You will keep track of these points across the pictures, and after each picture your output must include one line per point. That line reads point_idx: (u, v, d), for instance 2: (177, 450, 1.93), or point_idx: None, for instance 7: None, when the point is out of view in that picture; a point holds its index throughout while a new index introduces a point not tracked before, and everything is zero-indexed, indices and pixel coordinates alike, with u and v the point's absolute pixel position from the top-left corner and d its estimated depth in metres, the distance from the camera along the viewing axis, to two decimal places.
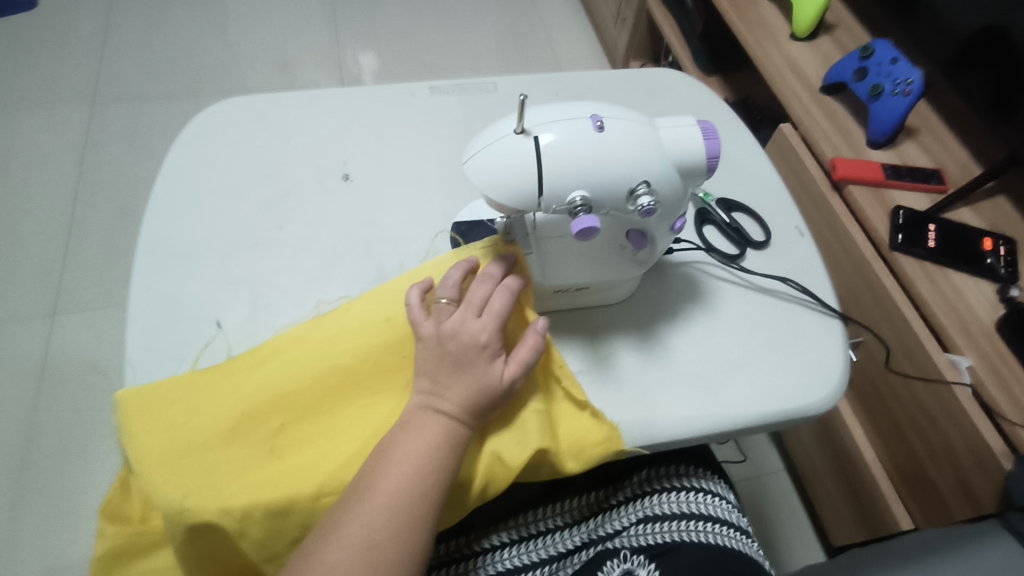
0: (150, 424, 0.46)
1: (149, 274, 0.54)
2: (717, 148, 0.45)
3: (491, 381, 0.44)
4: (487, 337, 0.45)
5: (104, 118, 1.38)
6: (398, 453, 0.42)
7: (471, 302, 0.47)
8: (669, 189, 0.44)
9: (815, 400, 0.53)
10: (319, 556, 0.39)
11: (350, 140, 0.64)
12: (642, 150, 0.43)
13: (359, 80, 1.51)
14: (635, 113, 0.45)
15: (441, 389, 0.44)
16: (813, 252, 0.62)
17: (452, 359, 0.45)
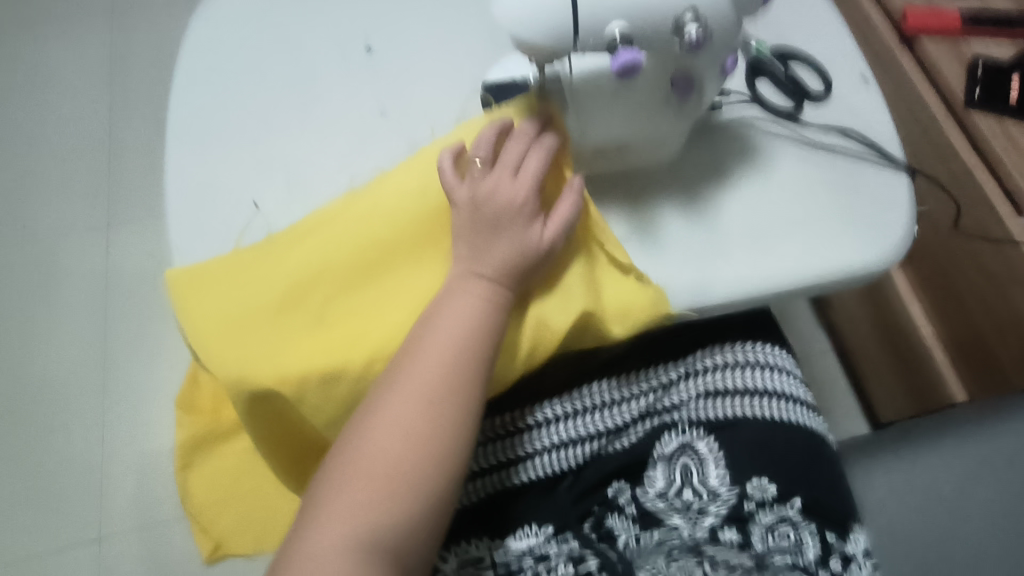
0: (203, 302, 0.47)
1: (183, 159, 0.53)
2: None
3: (529, 243, 0.44)
4: (523, 198, 0.45)
5: (127, 30, 1.37)
6: (446, 321, 0.43)
7: (505, 163, 0.46)
8: (720, 18, 0.40)
9: (873, 258, 0.50)
10: (381, 412, 0.42)
11: (370, 9, 0.60)
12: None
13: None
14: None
15: (480, 252, 0.45)
16: (878, 102, 0.57)
17: (490, 223, 0.45)
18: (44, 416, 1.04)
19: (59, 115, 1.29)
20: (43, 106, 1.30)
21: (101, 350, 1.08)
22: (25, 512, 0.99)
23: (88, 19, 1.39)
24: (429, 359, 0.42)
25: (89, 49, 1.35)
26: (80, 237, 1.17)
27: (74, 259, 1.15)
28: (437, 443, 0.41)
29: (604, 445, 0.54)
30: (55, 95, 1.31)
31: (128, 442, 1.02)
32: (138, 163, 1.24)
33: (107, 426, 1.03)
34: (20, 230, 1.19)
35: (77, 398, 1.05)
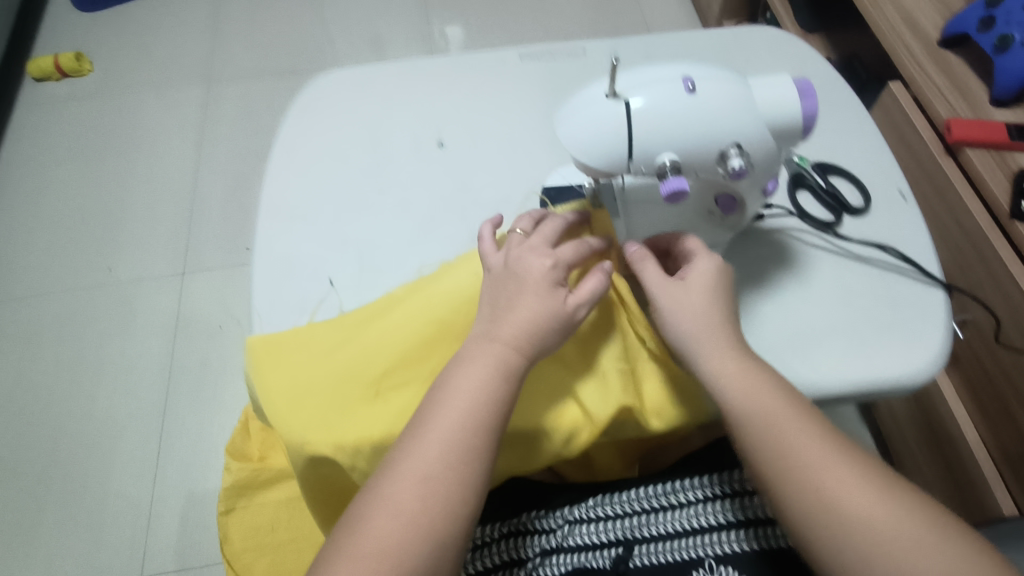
0: (274, 367, 0.52)
1: (270, 235, 0.60)
2: (814, 108, 0.45)
3: (550, 307, 0.47)
4: (551, 266, 0.48)
5: (220, 96, 1.52)
6: (450, 405, 0.44)
7: (541, 234, 0.51)
8: (761, 150, 0.44)
9: (911, 371, 0.51)
10: (382, 484, 0.43)
11: (444, 110, 0.67)
12: (734, 109, 0.43)
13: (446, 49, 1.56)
14: (727, 72, 0.45)
15: (504, 309, 0.47)
16: (918, 217, 0.59)
17: (515, 280, 0.48)
18: (104, 449, 1.11)
19: (151, 169, 1.42)
20: (137, 159, 1.44)
21: (164, 389, 1.16)
22: (77, 544, 1.04)
23: (187, 84, 1.55)
24: (427, 444, 0.43)
25: (184, 111, 1.50)
26: (156, 282, 1.27)
27: (148, 303, 1.25)
28: (427, 523, 0.41)
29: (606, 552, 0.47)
30: (149, 151, 1.45)
31: (179, 480, 1.08)
32: (215, 216, 1.35)
33: (160, 464, 1.09)
34: (103, 272, 1.29)
35: (135, 434, 1.12)
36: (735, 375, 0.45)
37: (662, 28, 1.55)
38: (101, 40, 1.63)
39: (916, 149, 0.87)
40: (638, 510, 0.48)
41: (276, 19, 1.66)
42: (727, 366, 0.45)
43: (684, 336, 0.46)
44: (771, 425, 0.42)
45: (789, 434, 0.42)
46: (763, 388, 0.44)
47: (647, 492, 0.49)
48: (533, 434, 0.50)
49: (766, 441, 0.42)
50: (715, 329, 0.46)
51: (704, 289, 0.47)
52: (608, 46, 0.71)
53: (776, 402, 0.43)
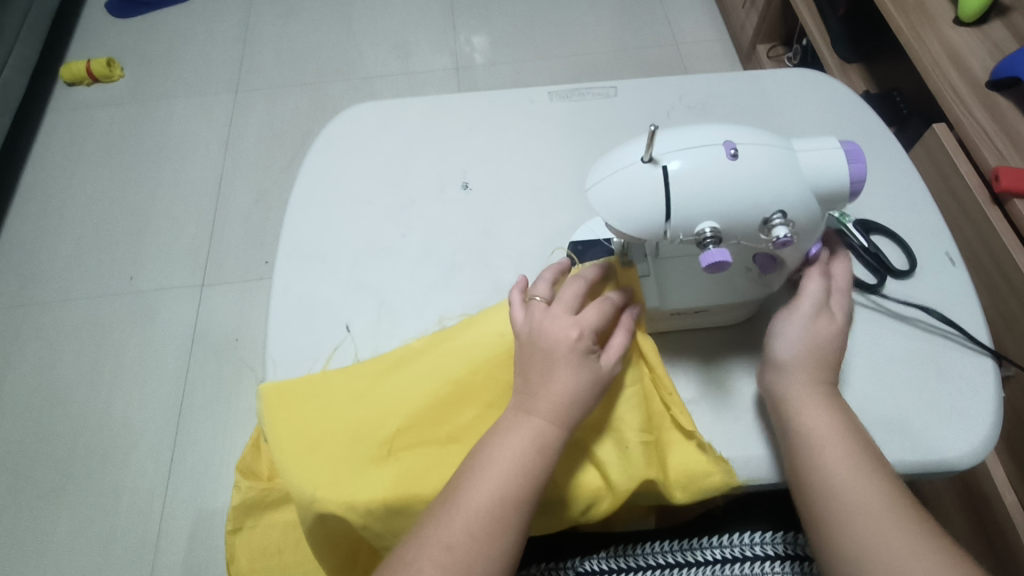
0: (289, 416, 0.51)
1: (290, 276, 0.59)
2: (863, 172, 0.42)
3: (585, 377, 0.44)
4: (579, 332, 0.45)
5: (245, 107, 1.53)
6: (491, 471, 0.41)
7: (563, 300, 0.47)
8: (805, 216, 0.42)
9: (956, 452, 0.48)
10: (401, 558, 0.39)
11: (470, 150, 0.66)
12: (779, 176, 0.41)
13: (471, 62, 1.55)
14: (770, 134, 0.43)
15: (536, 382, 0.44)
16: (967, 283, 0.56)
17: (543, 354, 0.45)
18: (117, 461, 1.11)
19: (175, 178, 1.43)
20: (162, 168, 1.44)
21: (178, 403, 1.16)
22: (84, 558, 1.03)
23: (213, 93, 1.55)
24: (464, 513, 0.39)
25: (210, 121, 1.51)
26: (176, 293, 1.28)
27: (167, 314, 1.25)
28: None
29: None
30: (175, 160, 1.45)
31: (189, 497, 1.07)
32: (236, 228, 1.35)
33: (172, 479, 1.09)
34: (124, 281, 1.30)
35: (148, 447, 1.12)
36: (827, 429, 0.44)
37: (692, 48, 1.51)
38: (132, 46, 1.65)
39: (961, 195, 0.83)
40: (652, 565, 0.48)
41: (303, 29, 1.66)
42: (819, 419, 0.44)
43: (790, 379, 0.46)
44: (840, 489, 0.41)
45: (859, 504, 0.40)
46: (850, 450, 0.42)
47: (659, 548, 0.48)
48: (553, 502, 0.47)
49: (830, 504, 0.41)
50: (818, 376, 0.46)
51: (836, 327, 0.47)
52: (640, 85, 0.69)
53: (860, 467, 0.41)
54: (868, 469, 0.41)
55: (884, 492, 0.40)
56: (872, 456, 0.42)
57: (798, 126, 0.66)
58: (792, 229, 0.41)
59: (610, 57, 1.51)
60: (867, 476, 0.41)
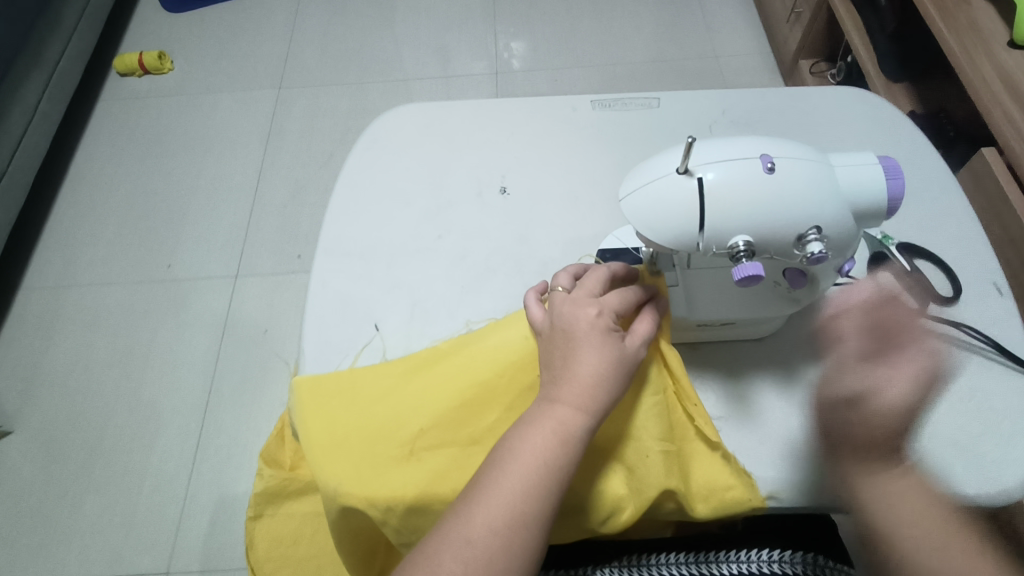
0: (318, 406, 0.52)
1: (327, 271, 0.60)
2: (902, 189, 0.41)
3: (609, 354, 0.44)
4: (600, 313, 0.46)
5: (287, 102, 1.56)
6: (513, 472, 0.41)
7: (585, 284, 0.48)
8: (842, 232, 0.41)
9: (987, 486, 0.46)
10: (427, 553, 0.39)
11: (508, 155, 0.66)
12: (815, 193, 0.40)
13: (511, 67, 1.56)
14: (808, 148, 0.42)
15: (559, 365, 0.44)
16: (1013, 313, 0.54)
17: (564, 334, 0.45)
18: (146, 442, 1.14)
19: (216, 170, 1.47)
20: (204, 160, 1.49)
21: (207, 388, 1.18)
22: (111, 533, 1.07)
23: (258, 88, 1.59)
24: (485, 509, 0.40)
25: (252, 115, 1.55)
26: (211, 281, 1.31)
27: (202, 301, 1.28)
28: None
29: None
30: (217, 152, 1.49)
31: (212, 481, 1.10)
32: (272, 220, 1.38)
33: (197, 463, 1.11)
34: (162, 267, 1.33)
35: (176, 430, 1.15)
36: None
37: (733, 61, 1.50)
38: (183, 40, 1.70)
39: (1007, 220, 0.81)
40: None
41: (348, 28, 1.69)
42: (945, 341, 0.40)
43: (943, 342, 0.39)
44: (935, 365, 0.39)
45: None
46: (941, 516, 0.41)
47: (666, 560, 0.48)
48: (574, 508, 0.46)
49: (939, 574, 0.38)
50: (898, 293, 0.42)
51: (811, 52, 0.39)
52: (682, 97, 0.68)
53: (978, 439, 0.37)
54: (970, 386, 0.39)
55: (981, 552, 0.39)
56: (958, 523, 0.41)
57: (844, 143, 0.65)
58: (826, 244, 0.41)
59: (649, 68, 1.51)
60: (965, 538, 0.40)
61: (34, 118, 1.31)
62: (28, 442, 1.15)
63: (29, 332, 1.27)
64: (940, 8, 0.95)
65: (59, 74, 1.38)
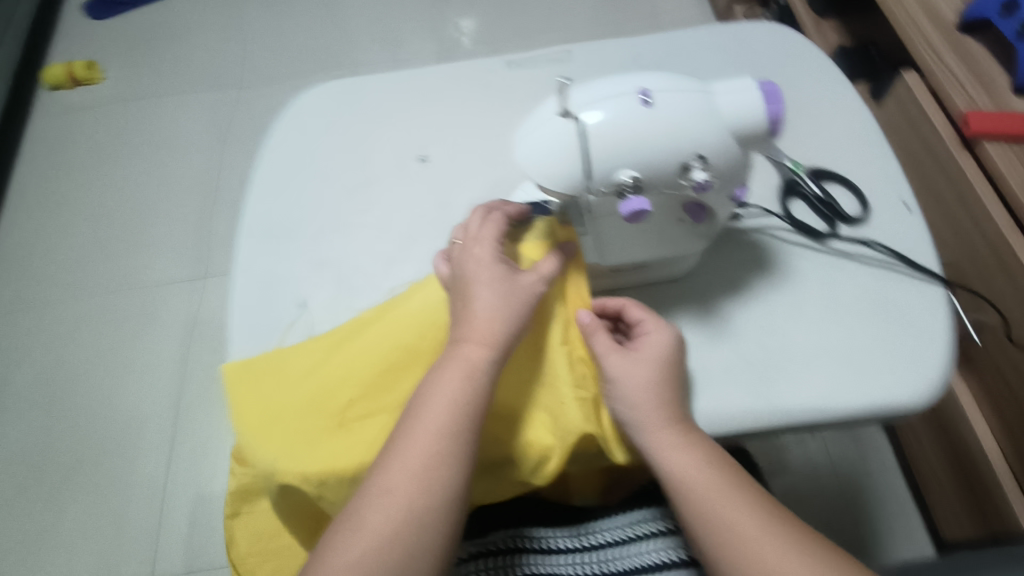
0: (248, 391, 0.52)
1: (249, 256, 0.60)
2: (780, 111, 0.41)
3: (503, 291, 0.45)
4: (488, 252, 0.47)
5: (227, 100, 1.53)
6: (426, 420, 0.43)
7: (471, 231, 0.48)
8: (726, 158, 0.41)
9: (903, 396, 0.49)
10: (355, 513, 0.41)
11: (424, 124, 0.66)
12: (695, 121, 0.40)
13: (458, 44, 1.54)
14: (687, 79, 0.42)
15: (461, 310, 0.46)
16: (923, 227, 0.56)
17: (458, 283, 0.47)
18: (116, 453, 1.13)
19: (161, 175, 1.44)
20: (147, 165, 1.46)
21: (174, 393, 1.18)
22: (90, 547, 1.06)
23: (195, 88, 1.56)
24: (402, 458, 0.42)
25: (192, 116, 1.52)
26: (167, 287, 1.29)
27: (160, 308, 1.27)
28: (398, 538, 0.40)
29: None
30: (159, 157, 1.46)
31: (189, 485, 1.10)
32: (223, 221, 1.36)
33: (171, 468, 1.11)
34: (116, 279, 1.31)
35: (145, 439, 1.14)
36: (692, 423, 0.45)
37: (671, 15, 1.49)
38: (113, 46, 1.65)
39: (931, 142, 0.83)
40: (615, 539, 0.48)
41: (282, 19, 1.66)
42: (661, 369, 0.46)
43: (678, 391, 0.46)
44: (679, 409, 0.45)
45: (755, 540, 0.39)
46: (715, 489, 0.41)
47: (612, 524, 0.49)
48: (501, 460, 0.48)
49: (728, 545, 0.40)
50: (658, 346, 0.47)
51: None
52: (594, 48, 0.68)
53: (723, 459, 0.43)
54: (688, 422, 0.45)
55: (759, 514, 0.40)
56: (745, 486, 0.42)
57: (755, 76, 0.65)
58: (710, 172, 0.41)
59: (590, 30, 1.50)
60: (742, 505, 0.41)
61: None
62: None
63: None
64: None
65: None
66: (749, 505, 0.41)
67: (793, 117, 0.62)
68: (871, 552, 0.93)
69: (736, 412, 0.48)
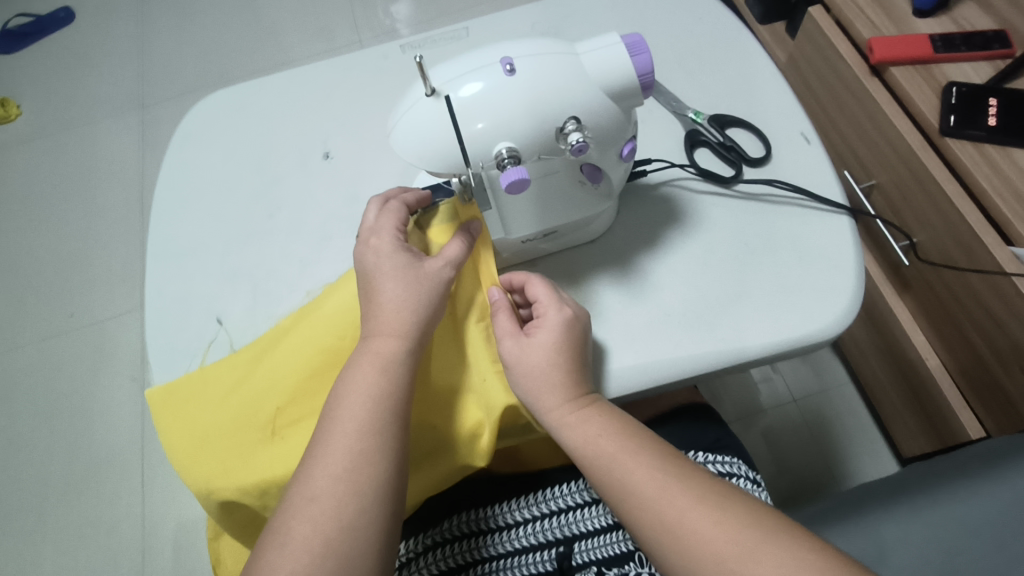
0: (174, 416, 0.51)
1: (162, 279, 0.58)
2: (648, 64, 0.41)
3: (407, 280, 0.45)
4: (387, 243, 0.46)
5: (155, 120, 1.49)
6: (342, 421, 0.42)
7: (368, 225, 0.47)
8: (601, 118, 0.41)
9: (818, 328, 0.49)
10: (279, 523, 0.40)
11: (327, 120, 0.65)
12: (562, 84, 0.40)
13: (398, 32, 1.50)
14: (552, 42, 0.42)
15: (369, 304, 0.45)
16: (823, 158, 0.57)
17: (363, 278, 0.46)
18: (87, 494, 1.12)
19: (96, 207, 1.40)
20: (79, 197, 1.42)
21: (138, 425, 1.16)
22: None
23: (119, 112, 1.52)
24: (320, 462, 0.41)
25: (120, 140, 1.48)
26: (117, 319, 1.27)
27: (112, 342, 1.25)
28: (321, 544, 0.39)
29: (516, 561, 0.51)
30: (91, 187, 1.43)
31: (165, 515, 1.09)
32: None
33: (144, 503, 1.10)
34: (63, 317, 1.29)
35: (114, 474, 1.13)
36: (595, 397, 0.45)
37: None
38: (27, 78, 1.59)
39: (842, 72, 0.83)
40: (560, 507, 0.52)
41: (202, 28, 1.61)
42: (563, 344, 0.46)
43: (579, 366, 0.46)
44: (582, 384, 0.45)
45: (655, 502, 0.40)
46: (623, 457, 0.42)
47: (554, 493, 0.52)
48: (434, 450, 0.48)
49: (630, 507, 0.41)
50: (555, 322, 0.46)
51: None
52: (491, 19, 0.67)
53: (629, 426, 0.44)
54: (591, 396, 0.45)
55: (669, 470, 0.41)
56: (652, 446, 0.43)
57: (650, 28, 0.65)
58: (587, 133, 0.41)
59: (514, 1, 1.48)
60: (651, 467, 0.41)
61: None
62: None
63: None
64: None
65: None
66: (659, 465, 0.41)
67: (690, 66, 0.63)
68: (838, 479, 0.96)
69: (658, 366, 0.49)
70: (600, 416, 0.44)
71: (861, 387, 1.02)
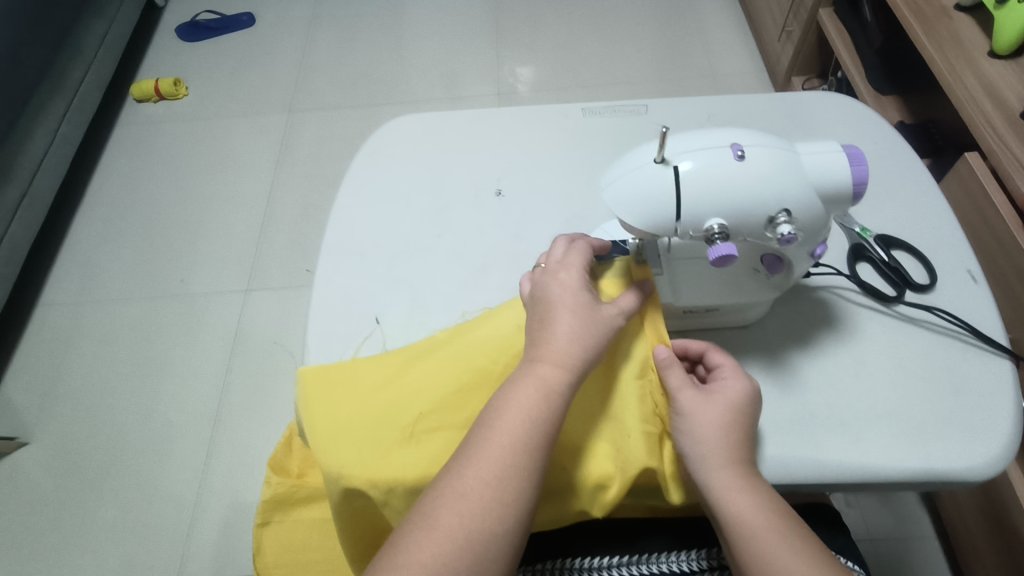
0: (324, 395, 0.55)
1: (332, 271, 0.63)
2: (865, 175, 0.44)
3: (583, 318, 0.48)
4: (572, 280, 0.49)
5: (299, 124, 1.62)
6: (500, 433, 0.44)
7: (555, 259, 0.51)
8: (810, 215, 0.44)
9: (970, 467, 0.48)
10: (426, 510, 0.43)
11: (503, 160, 0.70)
12: (784, 178, 0.43)
13: (514, 90, 1.61)
14: (774, 137, 0.45)
15: (540, 331, 0.48)
16: (988, 299, 0.57)
17: (540, 305, 0.49)
18: (157, 452, 1.16)
19: (229, 191, 1.51)
20: (217, 179, 1.54)
21: (219, 399, 1.21)
22: (122, 542, 1.09)
23: (269, 111, 1.66)
24: (475, 465, 0.43)
25: (264, 137, 1.61)
26: (223, 295, 1.35)
27: (214, 315, 1.32)
28: (465, 537, 0.41)
29: None
30: (229, 172, 1.55)
31: (223, 491, 1.12)
32: (282, 240, 1.42)
33: (206, 475, 1.13)
34: (176, 282, 1.38)
35: (186, 440, 1.17)
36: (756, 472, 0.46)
37: (729, 80, 1.55)
38: (199, 67, 1.77)
39: (991, 220, 0.84)
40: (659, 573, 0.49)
41: (358, 53, 1.76)
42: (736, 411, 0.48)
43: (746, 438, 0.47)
44: (745, 456, 0.46)
45: None
46: (773, 539, 0.42)
47: (654, 558, 0.49)
48: (561, 491, 0.49)
49: None
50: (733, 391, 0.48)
51: None
52: (670, 104, 0.72)
53: (784, 511, 0.44)
54: (752, 470, 0.46)
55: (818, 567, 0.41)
56: (804, 537, 0.43)
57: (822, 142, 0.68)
58: (796, 226, 0.43)
59: (647, 86, 1.56)
60: (800, 557, 0.41)
61: (55, 142, 1.37)
62: (43, 454, 1.18)
63: (46, 346, 1.31)
64: (923, 24, 0.98)
65: (79, 100, 1.45)
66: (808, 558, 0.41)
67: None
68: None
69: (802, 464, 0.49)
70: (759, 492, 0.45)
71: (948, 544, 0.95)
